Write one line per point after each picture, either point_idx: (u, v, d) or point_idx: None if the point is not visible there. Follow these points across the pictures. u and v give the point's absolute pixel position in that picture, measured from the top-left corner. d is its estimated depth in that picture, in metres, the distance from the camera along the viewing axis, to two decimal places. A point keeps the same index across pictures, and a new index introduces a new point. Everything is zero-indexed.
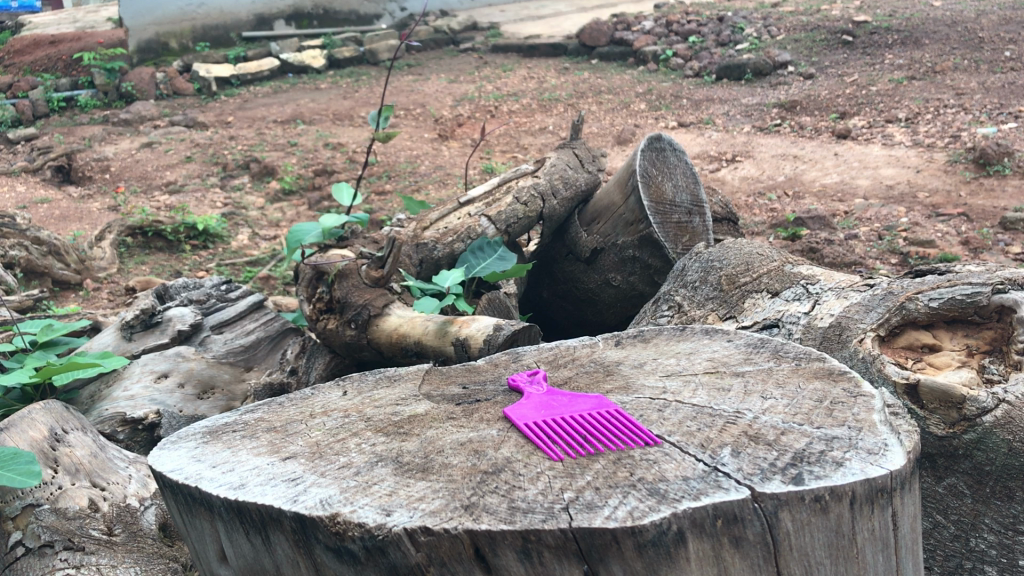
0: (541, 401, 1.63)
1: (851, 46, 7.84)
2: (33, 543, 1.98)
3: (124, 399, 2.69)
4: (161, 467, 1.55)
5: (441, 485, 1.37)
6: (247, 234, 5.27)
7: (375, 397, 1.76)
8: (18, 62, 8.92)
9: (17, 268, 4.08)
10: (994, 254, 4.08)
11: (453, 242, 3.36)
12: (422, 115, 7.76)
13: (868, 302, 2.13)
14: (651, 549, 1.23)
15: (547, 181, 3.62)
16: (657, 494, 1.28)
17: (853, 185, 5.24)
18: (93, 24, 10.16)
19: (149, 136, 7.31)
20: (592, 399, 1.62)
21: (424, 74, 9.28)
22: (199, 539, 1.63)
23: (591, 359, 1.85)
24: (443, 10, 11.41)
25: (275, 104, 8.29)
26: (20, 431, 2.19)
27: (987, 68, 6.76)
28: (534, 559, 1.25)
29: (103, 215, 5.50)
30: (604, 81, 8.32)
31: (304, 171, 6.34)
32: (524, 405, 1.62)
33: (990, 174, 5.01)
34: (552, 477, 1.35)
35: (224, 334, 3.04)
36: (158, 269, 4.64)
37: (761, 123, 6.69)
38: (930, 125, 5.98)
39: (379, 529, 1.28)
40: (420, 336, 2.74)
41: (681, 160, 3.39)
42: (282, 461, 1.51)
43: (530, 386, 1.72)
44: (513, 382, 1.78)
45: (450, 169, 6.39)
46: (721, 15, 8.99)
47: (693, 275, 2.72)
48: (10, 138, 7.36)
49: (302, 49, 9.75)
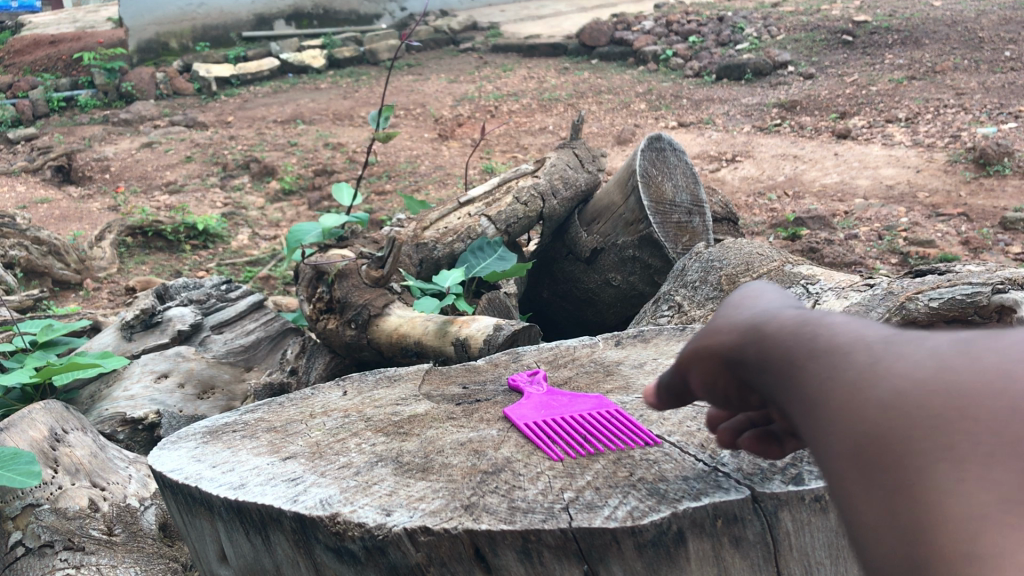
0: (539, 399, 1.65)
1: (851, 45, 7.84)
2: (33, 543, 1.97)
3: (124, 399, 2.69)
4: (161, 466, 1.54)
5: (441, 485, 1.37)
6: (247, 234, 5.27)
7: (375, 398, 1.76)
8: (18, 62, 8.92)
9: (17, 268, 4.08)
10: (994, 254, 4.07)
11: (453, 242, 3.36)
12: (422, 115, 7.76)
13: (868, 302, 2.13)
14: (652, 550, 1.23)
15: (547, 181, 3.62)
16: (657, 494, 1.28)
17: (853, 185, 5.23)
18: (93, 24, 10.15)
19: (149, 136, 7.31)
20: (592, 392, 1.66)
21: (424, 74, 9.27)
22: (199, 539, 1.63)
23: (591, 359, 1.85)
24: (443, 10, 11.40)
25: (275, 104, 8.28)
26: (20, 431, 2.19)
27: (987, 68, 6.75)
28: (534, 559, 1.25)
29: (103, 215, 5.50)
30: (604, 81, 8.32)
31: (304, 171, 6.33)
32: (524, 405, 1.62)
33: (990, 174, 5.01)
34: (552, 477, 1.35)
35: (224, 335, 3.04)
36: (158, 269, 4.65)
37: (761, 123, 6.69)
38: (930, 125, 5.98)
39: (379, 529, 1.27)
40: (420, 336, 2.74)
41: (681, 160, 3.39)
42: (282, 461, 1.51)
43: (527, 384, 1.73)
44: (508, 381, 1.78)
45: (450, 169, 6.39)
46: (721, 14, 8.98)
47: (693, 275, 2.72)
48: (10, 138, 7.35)
49: (302, 49, 9.74)
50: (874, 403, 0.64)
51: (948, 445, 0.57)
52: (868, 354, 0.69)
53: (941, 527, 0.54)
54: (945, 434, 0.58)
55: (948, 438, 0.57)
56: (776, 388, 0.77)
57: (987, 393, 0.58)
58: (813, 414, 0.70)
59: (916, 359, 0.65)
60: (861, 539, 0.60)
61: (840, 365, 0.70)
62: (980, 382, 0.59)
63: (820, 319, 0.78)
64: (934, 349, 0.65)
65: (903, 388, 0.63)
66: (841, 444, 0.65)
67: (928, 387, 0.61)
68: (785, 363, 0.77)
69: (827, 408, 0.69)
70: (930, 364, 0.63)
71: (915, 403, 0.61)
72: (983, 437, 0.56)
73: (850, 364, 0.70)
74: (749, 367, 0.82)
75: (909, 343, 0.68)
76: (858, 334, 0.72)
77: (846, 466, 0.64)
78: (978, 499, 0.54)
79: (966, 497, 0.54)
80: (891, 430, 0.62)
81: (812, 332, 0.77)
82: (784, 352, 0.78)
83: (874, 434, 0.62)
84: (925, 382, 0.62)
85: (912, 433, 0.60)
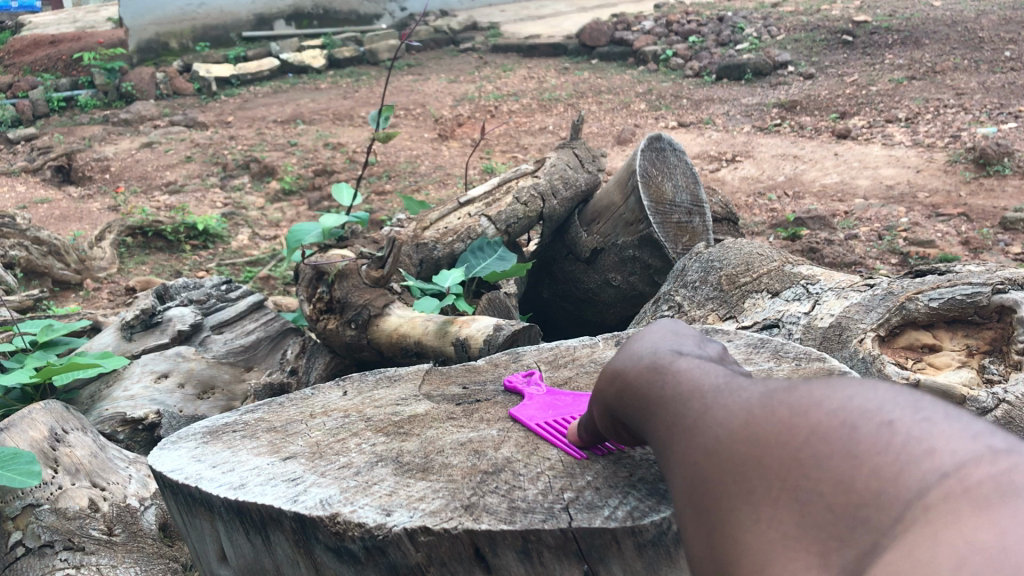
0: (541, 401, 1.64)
1: (851, 46, 7.84)
2: (33, 543, 1.97)
3: (124, 399, 2.70)
4: (161, 466, 1.54)
5: (441, 485, 1.37)
6: (247, 234, 5.27)
7: (375, 397, 1.76)
8: (18, 62, 8.91)
9: (17, 268, 4.08)
10: (994, 254, 4.07)
11: (453, 241, 3.36)
12: (422, 115, 7.76)
13: (868, 302, 2.13)
14: (651, 550, 1.24)
15: (547, 181, 3.62)
16: (656, 494, 1.28)
17: (853, 185, 5.23)
18: (93, 24, 10.15)
19: (149, 136, 7.31)
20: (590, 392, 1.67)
21: (424, 74, 9.27)
22: (199, 540, 1.63)
23: (590, 360, 1.85)
24: (443, 10, 11.40)
25: (276, 104, 8.28)
26: (20, 431, 2.19)
27: (987, 68, 6.75)
28: (534, 559, 1.25)
29: (103, 215, 5.50)
30: (604, 82, 8.32)
31: (304, 171, 6.33)
32: (529, 405, 1.62)
33: (990, 174, 5.01)
34: (552, 477, 1.35)
35: (224, 335, 3.04)
36: (158, 269, 4.65)
37: (761, 123, 6.69)
38: (930, 125, 5.98)
39: (379, 529, 1.27)
40: (420, 336, 2.75)
41: (681, 161, 3.39)
42: (282, 461, 1.51)
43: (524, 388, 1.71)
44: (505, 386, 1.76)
45: (450, 169, 6.39)
46: (721, 14, 8.98)
47: (693, 275, 2.71)
48: (11, 138, 7.35)
49: (302, 49, 9.75)
50: (702, 443, 0.98)
51: (737, 470, 0.91)
52: (705, 408, 1.02)
53: (728, 529, 0.88)
54: (739, 465, 0.91)
55: (737, 465, 0.91)
56: (650, 427, 1.10)
57: (765, 434, 0.91)
58: (669, 446, 1.03)
59: (729, 411, 0.98)
60: (685, 532, 0.95)
61: (688, 413, 1.04)
62: (763, 427, 0.92)
63: (682, 377, 1.11)
64: (744, 405, 0.97)
65: (720, 433, 0.96)
66: (681, 470, 0.99)
67: (735, 433, 0.95)
68: (657, 409, 1.10)
69: (677, 444, 1.02)
70: (736, 416, 0.97)
71: (728, 448, 0.94)
72: (759, 467, 0.89)
73: (695, 414, 1.03)
74: (632, 406, 1.16)
75: (737, 403, 0.99)
76: (698, 390, 1.06)
77: (679, 479, 0.98)
78: (750, 506, 0.87)
79: (744, 505, 0.88)
80: (707, 457, 0.96)
81: (673, 388, 1.10)
82: (659, 403, 1.10)
83: (699, 462, 0.96)
84: (734, 428, 0.95)
85: (720, 462, 0.94)
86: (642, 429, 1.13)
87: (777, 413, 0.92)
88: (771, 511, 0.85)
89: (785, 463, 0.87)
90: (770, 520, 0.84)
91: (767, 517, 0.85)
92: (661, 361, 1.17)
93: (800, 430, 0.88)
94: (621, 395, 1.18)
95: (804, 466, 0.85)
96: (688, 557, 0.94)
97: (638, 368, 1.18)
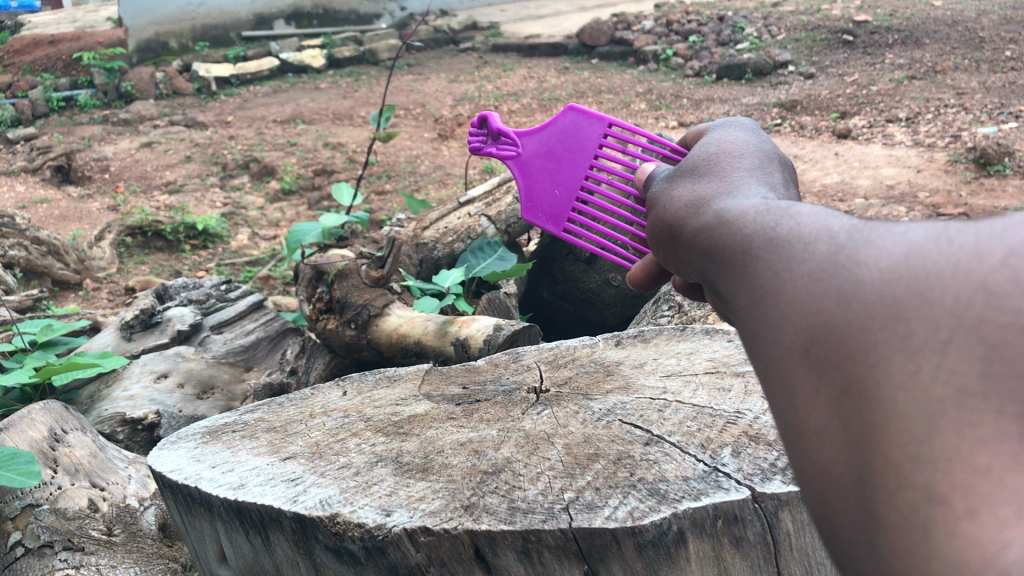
0: (540, 172, 1.52)
1: (851, 45, 7.83)
2: (33, 543, 1.96)
3: (123, 399, 2.69)
4: (161, 467, 1.54)
5: (441, 485, 1.36)
6: (247, 234, 5.26)
7: (375, 398, 1.76)
8: (17, 62, 8.88)
9: (17, 268, 4.07)
10: None
11: (453, 241, 3.36)
12: (422, 115, 7.75)
13: None
14: (651, 549, 1.24)
15: None
16: (657, 495, 1.28)
17: (854, 185, 5.22)
18: (93, 24, 10.10)
19: (148, 136, 7.32)
20: (579, 126, 1.48)
21: (424, 74, 9.25)
22: (199, 539, 1.63)
23: (590, 359, 1.82)
24: (443, 9, 11.37)
25: (275, 104, 8.27)
26: (19, 431, 2.18)
27: (988, 67, 6.71)
28: (534, 559, 1.26)
29: (102, 215, 5.50)
30: (604, 82, 8.31)
31: (304, 171, 6.32)
32: (537, 192, 1.53)
33: (990, 174, 5.01)
34: (552, 477, 1.35)
35: (224, 334, 3.04)
36: (157, 269, 4.65)
37: (761, 123, 6.68)
38: (930, 125, 5.98)
39: (379, 529, 1.27)
40: (420, 336, 2.76)
41: None
42: (282, 461, 1.50)
43: (504, 150, 1.54)
44: (479, 155, 1.57)
45: (450, 168, 6.37)
46: (721, 14, 8.97)
47: None
48: (10, 138, 7.32)
49: (302, 49, 9.75)
50: (819, 278, 0.61)
51: (885, 311, 0.56)
52: (832, 238, 0.63)
53: (868, 392, 0.56)
54: (887, 304, 0.57)
55: (881, 302, 0.57)
56: (720, 266, 0.72)
57: (928, 260, 0.56)
58: (752, 284, 0.66)
59: (852, 231, 0.62)
60: (790, 393, 0.62)
61: (800, 246, 0.64)
62: (928, 252, 0.57)
63: (783, 200, 0.73)
64: (894, 227, 0.61)
65: (856, 264, 0.59)
66: (779, 311, 0.63)
67: (883, 263, 0.58)
68: (735, 238, 0.71)
69: (769, 283, 0.65)
70: (873, 232, 0.61)
71: (870, 284, 0.58)
72: (921, 304, 0.55)
73: (809, 244, 0.64)
74: (697, 247, 0.77)
75: (878, 224, 0.62)
76: (790, 211, 0.69)
77: (776, 325, 0.63)
78: (906, 356, 0.55)
79: (895, 354, 0.55)
80: (832, 292, 0.60)
81: (778, 207, 0.71)
82: (740, 236, 0.70)
83: (815, 302, 0.60)
84: (877, 254, 0.59)
85: (854, 298, 0.58)
86: (706, 273, 0.75)
87: (950, 239, 0.56)
88: (938, 359, 0.54)
89: (962, 294, 0.54)
90: (938, 371, 0.53)
91: (931, 365, 0.54)
92: (746, 196, 0.79)
93: (989, 250, 0.55)
94: (683, 228, 0.81)
95: (993, 295, 0.53)
96: (786, 429, 0.62)
97: (721, 203, 0.79)
